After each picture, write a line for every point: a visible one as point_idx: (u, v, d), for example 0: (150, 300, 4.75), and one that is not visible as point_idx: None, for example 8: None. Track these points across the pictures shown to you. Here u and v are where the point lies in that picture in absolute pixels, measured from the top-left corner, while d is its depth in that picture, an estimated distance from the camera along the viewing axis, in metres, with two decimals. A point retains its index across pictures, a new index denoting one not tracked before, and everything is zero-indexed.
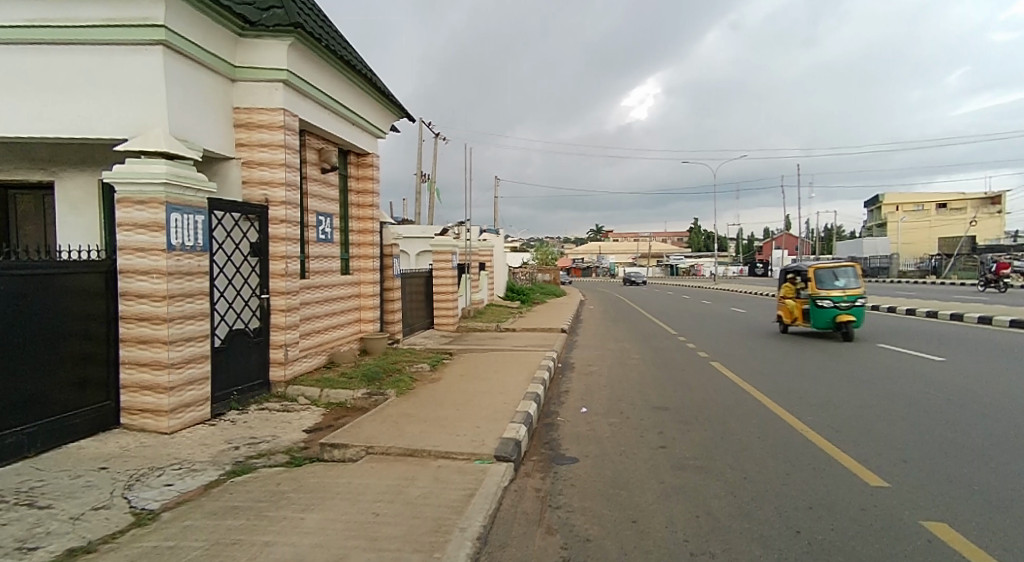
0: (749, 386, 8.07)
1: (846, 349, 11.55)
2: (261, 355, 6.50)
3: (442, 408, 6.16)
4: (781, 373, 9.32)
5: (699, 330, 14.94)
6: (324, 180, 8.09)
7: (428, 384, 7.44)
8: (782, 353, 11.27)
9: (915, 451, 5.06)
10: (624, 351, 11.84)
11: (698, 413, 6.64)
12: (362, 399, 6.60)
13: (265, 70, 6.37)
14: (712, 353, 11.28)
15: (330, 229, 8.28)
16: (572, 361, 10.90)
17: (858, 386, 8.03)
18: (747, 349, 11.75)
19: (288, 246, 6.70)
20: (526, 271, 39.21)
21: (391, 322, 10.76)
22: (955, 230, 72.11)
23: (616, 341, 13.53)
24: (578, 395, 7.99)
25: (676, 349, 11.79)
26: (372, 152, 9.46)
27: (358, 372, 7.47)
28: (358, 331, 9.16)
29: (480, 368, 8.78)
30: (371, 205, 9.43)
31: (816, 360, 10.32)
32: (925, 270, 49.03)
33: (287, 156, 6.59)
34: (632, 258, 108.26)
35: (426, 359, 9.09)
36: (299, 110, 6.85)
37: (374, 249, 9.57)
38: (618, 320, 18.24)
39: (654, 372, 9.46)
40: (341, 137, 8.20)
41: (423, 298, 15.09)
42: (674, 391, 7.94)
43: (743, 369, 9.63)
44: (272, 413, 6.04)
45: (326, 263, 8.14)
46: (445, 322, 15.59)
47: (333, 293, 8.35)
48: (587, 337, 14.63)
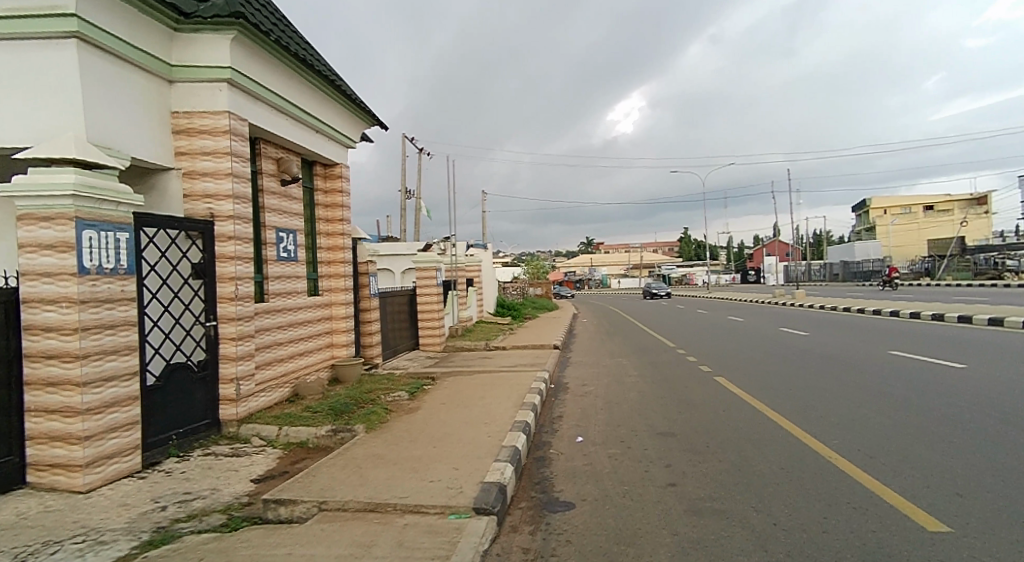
0: (761, 404, 7.32)
1: (858, 355, 10.83)
2: (207, 392, 5.68)
3: (417, 446, 5.36)
4: (792, 387, 8.57)
5: (699, 342, 14.22)
6: (285, 192, 7.34)
7: (403, 415, 6.62)
8: (790, 364, 10.52)
9: (967, 483, 4.33)
10: (621, 368, 11.04)
11: (709, 440, 5.87)
12: (325, 437, 5.78)
13: (205, 69, 5.64)
14: (715, 367, 10.52)
15: (293, 246, 7.51)
16: (565, 381, 10.10)
17: (880, 399, 7.30)
18: (752, 361, 11.02)
19: (238, 266, 5.93)
20: (517, 286, 38.45)
21: (369, 345, 9.93)
22: (944, 231, 72.23)
23: (612, 356, 12.77)
24: (572, 421, 7.19)
25: (677, 363, 11.01)
26: (342, 162, 8.75)
27: (324, 404, 6.66)
28: (329, 357, 8.34)
29: (464, 394, 7.98)
30: (342, 219, 8.66)
31: (828, 371, 9.58)
32: (919, 271, 48.67)
33: (234, 164, 5.83)
34: (624, 270, 107.88)
35: (404, 385, 8.28)
36: (248, 114, 6.11)
37: (346, 267, 8.80)
38: (612, 334, 17.50)
39: (655, 391, 8.67)
40: (303, 144, 7.47)
41: (406, 318, 14.28)
42: (678, 413, 7.17)
43: (751, 384, 8.86)
44: (217, 460, 5.21)
45: (289, 284, 7.36)
46: (430, 342, 14.77)
47: (298, 317, 7.55)
48: (580, 353, 13.84)
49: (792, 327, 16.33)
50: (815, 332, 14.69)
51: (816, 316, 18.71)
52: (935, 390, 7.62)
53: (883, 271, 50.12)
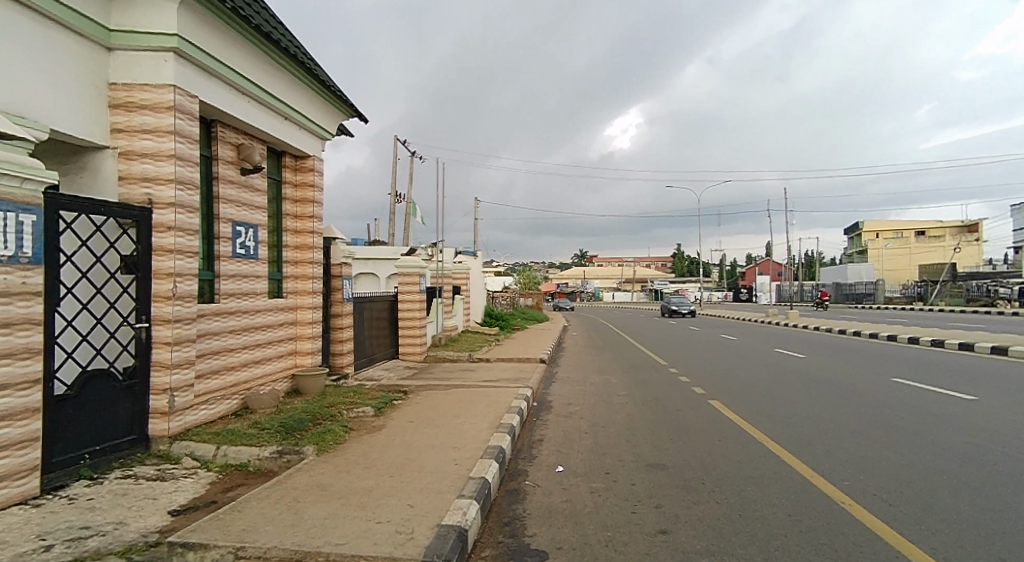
0: (760, 434, 6.68)
1: (859, 381, 10.21)
2: (133, 404, 4.96)
3: (370, 475, 4.64)
4: (793, 415, 7.93)
5: (691, 361, 13.58)
6: (246, 182, 6.66)
7: (363, 435, 5.91)
8: (789, 388, 9.90)
9: (1008, 543, 3.69)
10: (610, 387, 10.35)
11: (704, 476, 5.20)
12: (268, 460, 5.06)
13: (149, 36, 4.98)
14: (710, 389, 9.86)
15: (253, 242, 6.82)
16: (549, 399, 9.41)
17: (890, 432, 6.67)
18: (747, 384, 10.37)
19: (179, 261, 5.23)
20: (507, 296, 37.78)
21: (340, 354, 9.21)
22: (935, 257, 72.42)
23: (600, 373, 12.11)
24: (552, 447, 6.50)
25: (669, 384, 10.36)
26: (315, 155, 8.10)
27: (275, 419, 5.94)
28: (290, 367, 7.62)
29: (436, 410, 7.28)
30: (313, 215, 7.98)
31: (830, 398, 8.95)
32: (911, 295, 48.44)
33: (178, 145, 5.15)
34: (616, 284, 107.56)
35: (371, 398, 7.56)
36: (199, 91, 5.44)
37: (316, 268, 8.10)
38: (601, 350, 16.81)
39: (645, 415, 7.99)
40: (268, 131, 6.81)
41: (386, 325, 13.56)
42: (670, 441, 6.51)
43: (749, 410, 8.22)
44: (136, 486, 4.48)
45: (245, 284, 6.65)
46: (410, 352, 14.02)
47: (255, 321, 6.84)
48: (567, 369, 13.15)
49: (787, 349, 15.74)
50: (812, 354, 14.11)
51: (811, 338, 18.14)
52: (948, 423, 7.00)
53: (875, 294, 49.86)
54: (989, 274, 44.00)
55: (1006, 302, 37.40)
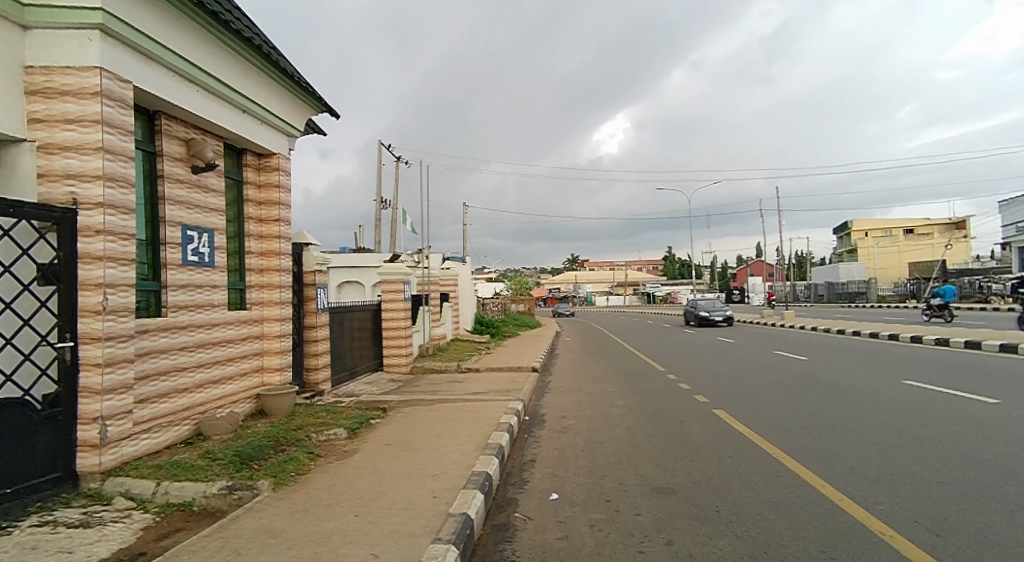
0: (773, 449, 6.07)
1: (869, 385, 9.63)
2: (54, 437, 4.22)
3: (332, 515, 3.95)
4: (805, 424, 7.34)
5: (690, 367, 12.99)
6: (199, 182, 5.98)
7: (331, 463, 5.21)
8: (797, 393, 9.32)
9: None
10: (608, 397, 9.69)
11: (719, 504, 4.56)
12: (216, 497, 4.35)
13: (70, 11, 4.31)
14: (713, 397, 9.26)
15: (208, 248, 6.14)
16: (541, 412, 8.75)
17: (916, 443, 6.09)
18: (752, 390, 9.78)
19: (109, 270, 4.51)
20: (498, 302, 37.12)
21: (315, 369, 8.52)
22: (925, 255, 72.58)
23: (595, 382, 11.46)
24: (546, 470, 5.83)
25: (670, 393, 9.75)
26: (280, 153, 7.43)
27: (230, 448, 5.24)
28: (255, 385, 6.91)
29: (417, 429, 6.60)
30: (279, 218, 7.28)
31: (842, 404, 8.37)
32: (903, 293, 48.29)
33: (106, 136, 4.47)
34: (608, 288, 107.31)
35: (345, 418, 6.86)
36: (134, 76, 4.78)
37: (284, 276, 7.40)
38: (596, 356, 16.18)
39: (647, 429, 7.34)
40: (222, 124, 6.14)
41: (369, 336, 12.84)
42: (675, 460, 5.87)
43: (758, 421, 7.61)
44: (52, 536, 3.75)
45: (198, 295, 5.96)
46: (395, 363, 13.30)
47: (210, 336, 6.14)
48: (561, 378, 12.48)
49: (788, 351, 15.20)
50: (815, 357, 13.57)
51: (809, 339, 17.65)
52: (975, 431, 6.42)
53: (867, 293, 49.65)
54: (980, 272, 43.89)
55: (999, 299, 37.20)
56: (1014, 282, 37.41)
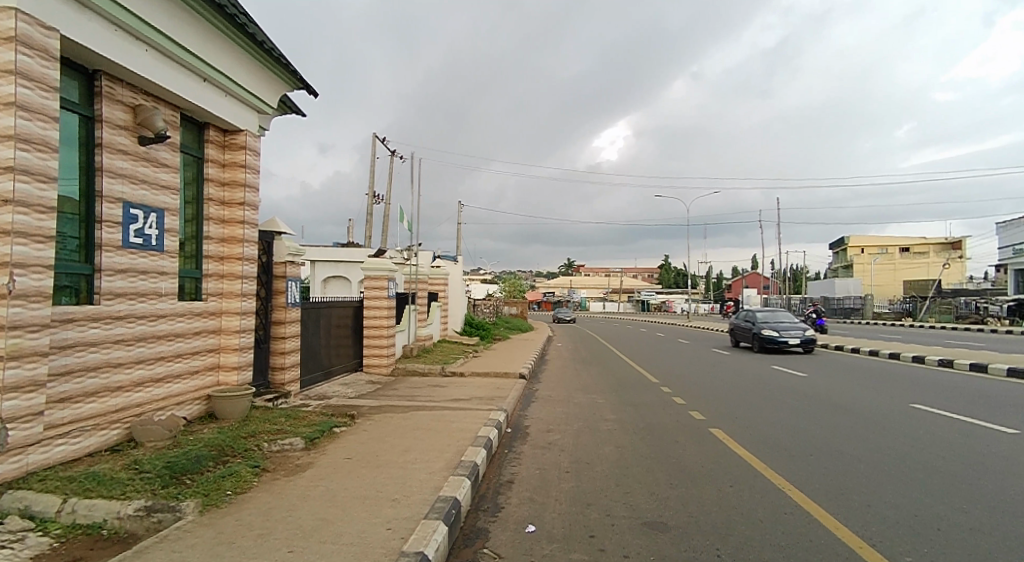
0: (779, 480, 5.46)
1: (875, 408, 9.05)
2: None
3: (262, 551, 3.29)
4: (811, 449, 6.73)
5: (685, 379, 12.37)
6: (148, 155, 5.32)
7: (278, 480, 4.55)
8: (799, 413, 8.73)
9: None
10: (597, 409, 9.07)
11: (720, 545, 3.94)
12: (130, 520, 3.66)
13: None
14: (710, 414, 8.66)
15: (157, 230, 5.47)
16: (525, 423, 8.10)
17: (936, 477, 5.49)
18: (750, 408, 9.19)
19: (20, 247, 3.82)
20: (490, 304, 36.43)
21: (281, 369, 7.83)
22: (921, 274, 72.42)
23: (585, 392, 10.82)
24: (525, 494, 5.18)
25: (664, 407, 9.15)
26: (249, 131, 6.77)
27: (163, 459, 4.57)
28: (208, 385, 6.23)
29: (384, 441, 5.94)
30: (243, 201, 6.61)
31: (848, 427, 7.79)
32: (899, 311, 47.93)
33: (22, 90, 3.80)
34: (602, 294, 106.97)
35: (307, 425, 6.19)
36: (64, 25, 4.12)
37: (247, 265, 6.73)
38: (587, 364, 15.54)
39: (639, 448, 6.70)
40: (178, 92, 5.49)
41: (349, 334, 12.15)
42: (669, 488, 5.25)
43: (759, 443, 7.00)
44: None
45: (142, 282, 5.28)
46: (375, 364, 12.61)
47: (155, 329, 5.46)
48: (549, 386, 11.82)
49: (786, 366, 14.64)
50: (815, 374, 13.00)
51: (807, 354, 17.10)
52: (998, 466, 5.84)
53: (862, 309, 49.24)
54: (976, 293, 43.60)
55: (996, 320, 36.82)
56: (1011, 304, 37.02)
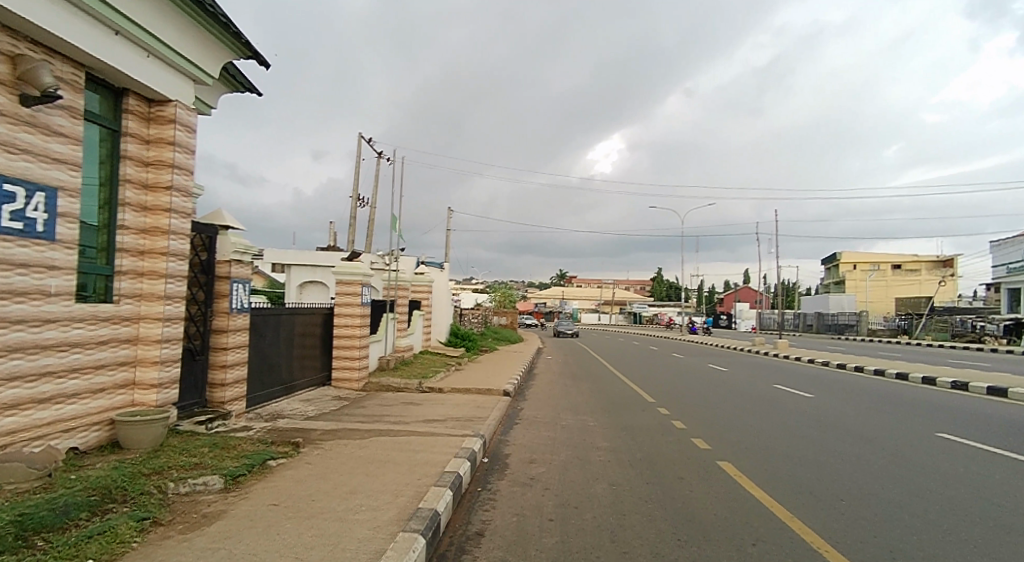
0: (811, 537, 4.45)
1: (900, 439, 8.04)
2: None
3: None
4: (840, 491, 5.72)
5: (684, 399, 11.34)
6: (32, 118, 4.24)
7: (168, 541, 3.44)
8: (814, 444, 7.72)
9: None
10: (588, 435, 7.98)
11: None
12: None
13: None
14: (715, 442, 7.62)
15: (47, 214, 4.37)
16: (505, 452, 7.01)
17: (1004, 534, 4.49)
18: (759, 435, 8.17)
19: None
20: (479, 313, 35.35)
21: (221, 385, 6.72)
22: (912, 291, 72.26)
23: (575, 413, 9.74)
24: (497, 552, 4.09)
25: (664, 433, 8.10)
26: (181, 101, 5.67)
27: (14, 509, 3.44)
28: (115, 407, 5.12)
29: (328, 480, 4.83)
30: (171, 185, 5.50)
31: (875, 464, 6.79)
32: (894, 328, 47.28)
33: None
34: (593, 306, 106.06)
35: (237, 457, 5.08)
36: None
37: (175, 262, 5.63)
38: (578, 380, 14.48)
39: (638, 487, 5.65)
40: (78, 44, 4.39)
41: (316, 345, 11.00)
42: (678, 546, 4.21)
43: (779, 482, 5.97)
44: None
45: (22, 278, 4.16)
46: (344, 377, 11.44)
47: (40, 338, 4.33)
48: (535, 405, 10.72)
49: (789, 385, 13.67)
50: (823, 396, 12.02)
51: (809, 372, 16.12)
52: None
53: (857, 326, 48.50)
54: (970, 311, 43.13)
55: (993, 340, 36.15)
56: (1009, 324, 36.35)
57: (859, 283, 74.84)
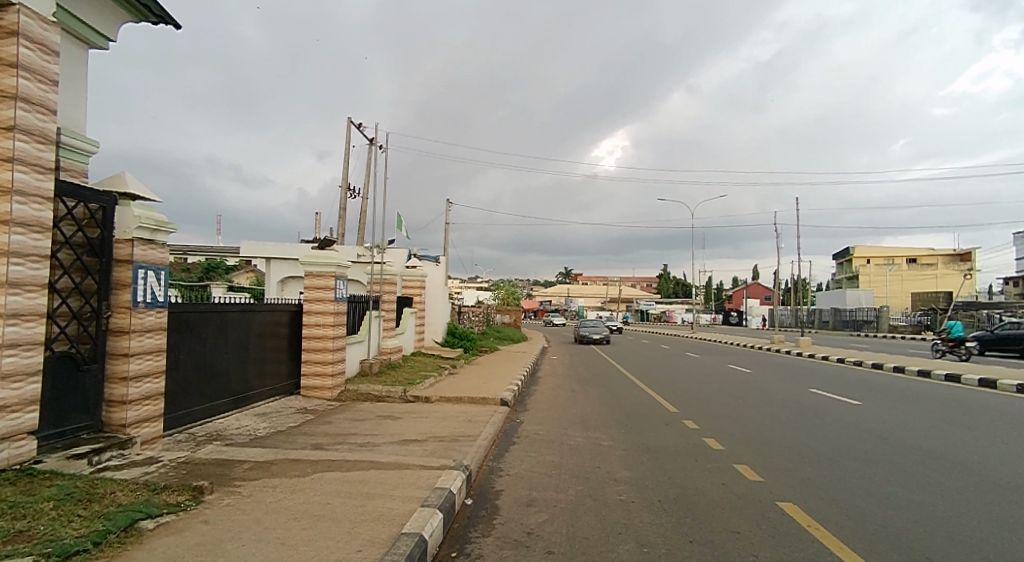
0: None
1: (1000, 463, 6.35)
2: None
3: None
4: (963, 552, 4.07)
5: (711, 409, 9.67)
6: None
7: None
8: (891, 472, 6.05)
9: None
10: (602, 461, 6.32)
11: None
12: None
13: None
14: (764, 471, 5.96)
15: None
16: (495, 489, 5.34)
17: None
18: (816, 459, 6.51)
19: None
20: (480, 311, 33.68)
21: (120, 404, 5.10)
22: (929, 286, 70.07)
23: (584, 429, 8.07)
24: None
25: (697, 457, 6.45)
26: (29, 8, 4.01)
27: None
28: None
29: (219, 559, 3.18)
30: (12, 125, 3.87)
31: (985, 505, 5.11)
32: (915, 324, 45.29)
33: None
34: (599, 303, 104.27)
35: (93, 517, 3.44)
36: None
37: (26, 234, 3.99)
38: (586, 385, 12.78)
39: (676, 548, 4.01)
40: None
41: (280, 348, 9.33)
42: None
43: (871, 538, 4.32)
44: None
45: None
46: (314, 385, 9.79)
47: None
48: (536, 418, 9.05)
49: (827, 390, 11.96)
50: (872, 402, 10.34)
51: (845, 374, 14.36)
52: None
53: (877, 322, 46.49)
54: (996, 306, 41.12)
55: None
56: None
57: (874, 278, 72.59)
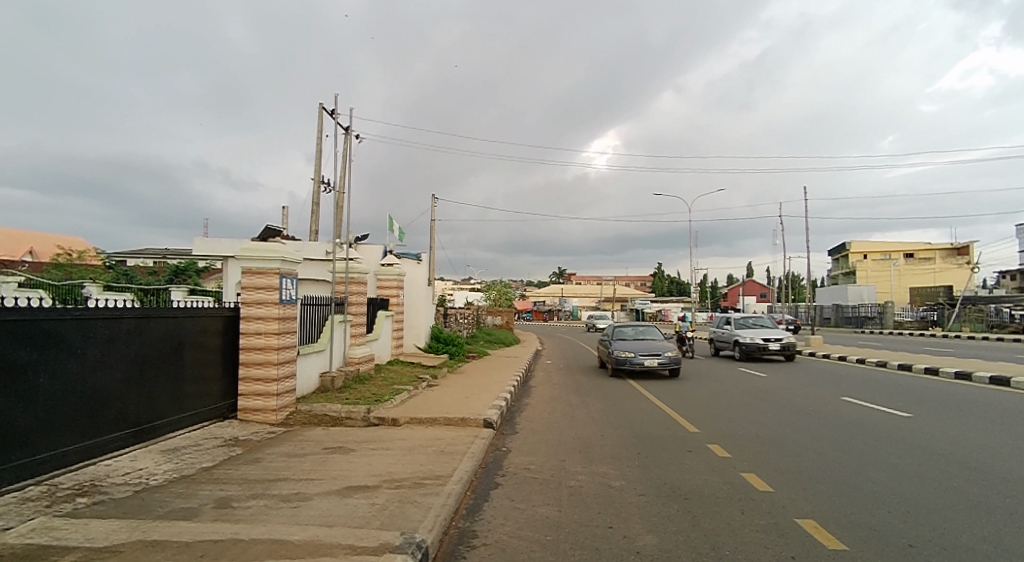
0: None
1: None
2: None
3: None
4: None
5: (739, 429, 7.97)
6: None
7: None
8: (1012, 526, 4.40)
9: None
10: (615, 516, 4.59)
11: None
12: None
13: None
14: (841, 532, 4.28)
15: None
16: None
17: None
18: (901, 506, 4.82)
19: None
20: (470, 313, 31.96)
21: None
22: (928, 281, 68.97)
23: (587, 461, 6.34)
24: None
25: (742, 508, 4.75)
26: None
27: None
28: None
29: None
30: None
31: None
32: (920, 320, 43.97)
33: None
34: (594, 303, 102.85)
35: None
36: None
37: None
38: (585, 398, 11.02)
39: None
40: None
41: (207, 363, 7.53)
42: None
43: None
44: None
45: None
46: (254, 408, 8.02)
47: None
48: (528, 444, 7.31)
49: (863, 398, 10.32)
50: (926, 413, 8.72)
51: (877, 379, 12.67)
52: None
53: (881, 318, 45.15)
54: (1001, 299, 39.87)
55: None
56: None
57: (872, 273, 71.36)
